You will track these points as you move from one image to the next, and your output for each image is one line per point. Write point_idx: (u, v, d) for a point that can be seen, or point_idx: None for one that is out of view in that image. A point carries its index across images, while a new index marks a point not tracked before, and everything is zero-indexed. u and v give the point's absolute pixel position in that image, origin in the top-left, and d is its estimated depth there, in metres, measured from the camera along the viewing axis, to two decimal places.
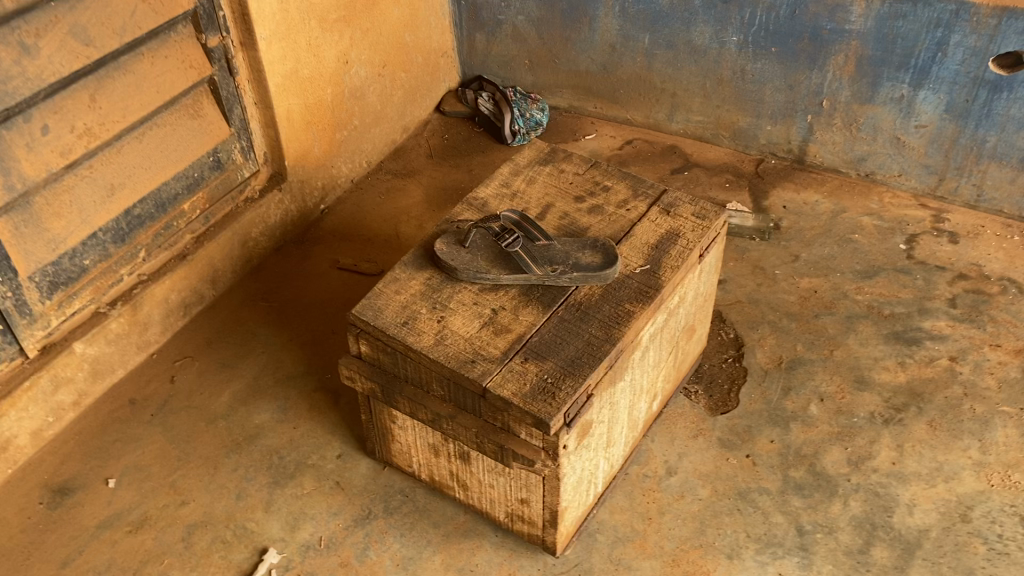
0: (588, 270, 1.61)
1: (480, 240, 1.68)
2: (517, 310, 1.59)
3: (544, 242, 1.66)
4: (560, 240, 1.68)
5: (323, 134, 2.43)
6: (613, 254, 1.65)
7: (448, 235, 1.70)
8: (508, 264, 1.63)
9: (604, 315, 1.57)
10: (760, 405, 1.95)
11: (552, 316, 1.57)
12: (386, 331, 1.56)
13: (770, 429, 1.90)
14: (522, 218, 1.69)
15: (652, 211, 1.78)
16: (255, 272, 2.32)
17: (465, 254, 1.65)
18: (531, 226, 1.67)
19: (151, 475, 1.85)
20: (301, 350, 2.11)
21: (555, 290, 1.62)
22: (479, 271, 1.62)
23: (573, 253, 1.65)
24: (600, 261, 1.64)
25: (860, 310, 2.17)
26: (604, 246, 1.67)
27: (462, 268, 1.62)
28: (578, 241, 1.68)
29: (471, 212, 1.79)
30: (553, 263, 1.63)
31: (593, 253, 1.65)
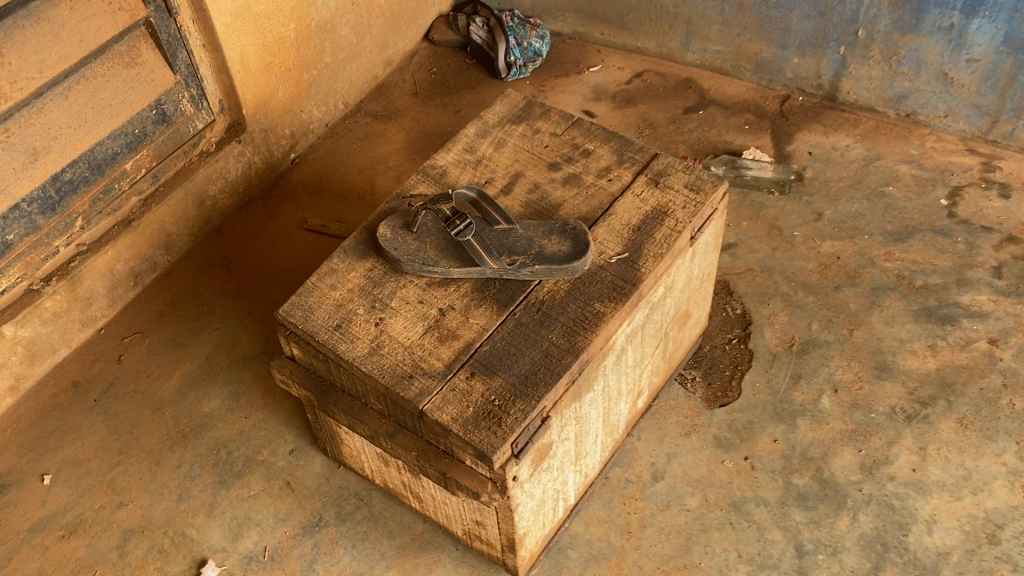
0: (554, 261, 1.38)
1: (431, 224, 1.45)
2: (468, 310, 1.36)
3: (504, 226, 1.43)
4: (525, 224, 1.44)
5: (288, 76, 2.18)
6: (586, 239, 1.41)
7: (395, 217, 1.47)
8: (460, 254, 1.40)
9: (569, 319, 1.34)
10: (765, 396, 1.72)
11: (508, 318, 1.35)
12: (315, 336, 1.35)
13: (774, 426, 1.68)
14: (480, 198, 1.45)
15: (638, 182, 1.52)
16: (216, 233, 2.12)
17: (413, 242, 1.42)
18: (490, 209, 1.44)
19: (89, 471, 1.71)
20: (259, 326, 1.93)
21: (514, 285, 1.39)
22: (426, 263, 1.39)
23: (538, 240, 1.41)
24: (569, 250, 1.39)
25: (888, 281, 1.90)
26: (575, 229, 1.43)
27: (407, 259, 1.40)
28: (545, 224, 1.44)
29: (427, 183, 1.55)
30: (513, 253, 1.40)
31: (562, 239, 1.41)
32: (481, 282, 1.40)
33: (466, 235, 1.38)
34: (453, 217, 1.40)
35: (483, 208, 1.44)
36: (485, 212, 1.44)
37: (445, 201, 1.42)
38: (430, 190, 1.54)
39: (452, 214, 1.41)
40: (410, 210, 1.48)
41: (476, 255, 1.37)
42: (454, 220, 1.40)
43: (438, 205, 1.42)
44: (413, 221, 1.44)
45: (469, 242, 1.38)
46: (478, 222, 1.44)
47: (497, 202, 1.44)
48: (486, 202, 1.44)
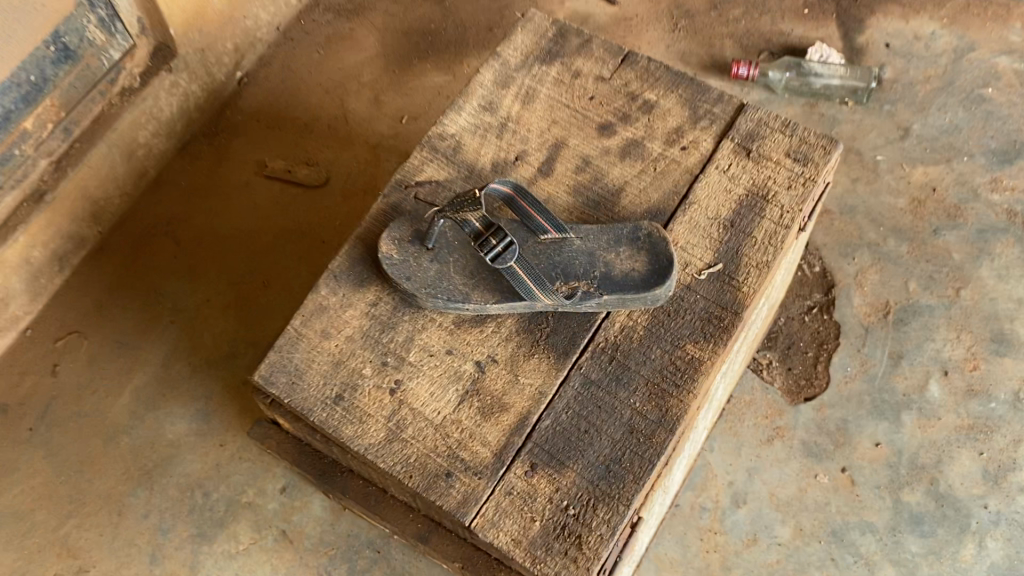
0: (627, 289, 1.01)
1: (452, 235, 1.06)
2: (516, 364, 1.01)
3: (554, 237, 1.04)
4: (580, 229, 1.05)
5: None
6: (669, 251, 1.03)
7: (400, 223, 1.07)
8: (499, 282, 1.02)
9: (653, 370, 0.99)
10: (860, 385, 1.41)
11: (572, 374, 0.99)
12: (310, 413, 0.99)
13: (874, 425, 1.38)
14: (517, 195, 1.05)
15: (723, 151, 1.13)
16: (155, 188, 1.69)
17: (430, 265, 1.04)
18: (533, 213, 1.04)
19: (35, 527, 1.39)
20: (225, 320, 1.56)
21: (574, 322, 1.02)
22: (453, 298, 1.01)
23: (601, 255, 1.03)
24: (646, 271, 1.02)
25: (997, 221, 1.55)
26: (651, 235, 1.04)
27: (427, 294, 1.02)
28: (607, 227, 1.05)
29: (437, 165, 1.15)
30: (569, 278, 1.02)
31: (634, 253, 1.03)
32: (528, 317, 1.03)
33: (507, 262, 1.00)
34: (486, 233, 1.01)
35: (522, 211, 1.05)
36: (525, 216, 1.05)
37: (471, 208, 1.02)
38: (442, 176, 1.14)
39: (483, 227, 1.02)
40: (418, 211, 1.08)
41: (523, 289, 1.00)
42: (488, 239, 1.00)
43: (462, 215, 1.02)
44: (428, 235, 1.04)
45: (512, 272, 0.99)
46: (515, 230, 1.05)
47: (541, 201, 1.05)
48: (527, 202, 1.05)
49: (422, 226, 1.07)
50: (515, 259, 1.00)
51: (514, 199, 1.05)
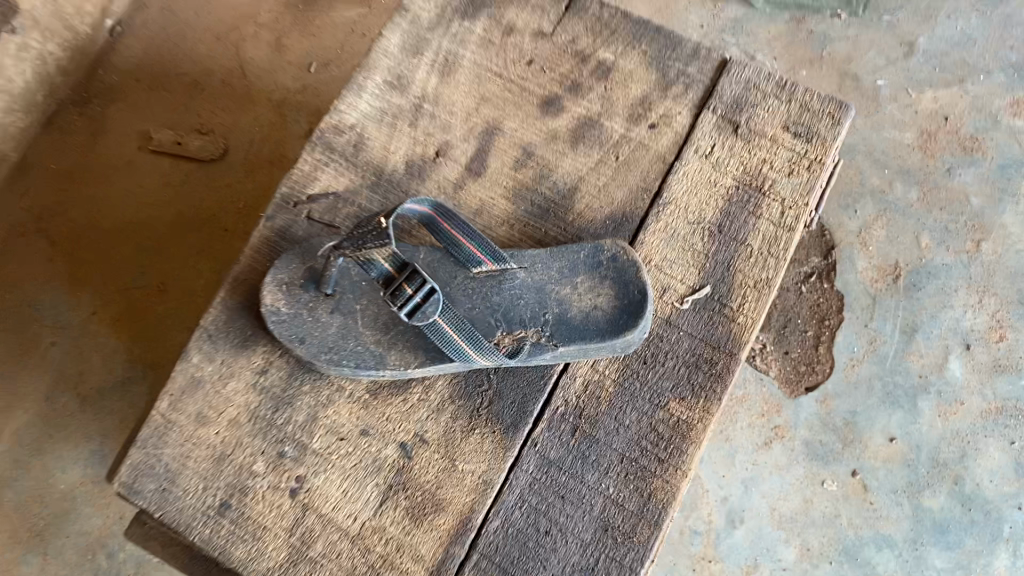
0: (589, 337, 0.77)
1: (357, 273, 0.81)
2: (452, 445, 0.78)
3: (489, 269, 0.79)
4: (524, 255, 0.80)
5: None
6: (641, 279, 0.79)
7: (286, 261, 0.81)
8: (422, 338, 0.79)
9: (628, 441, 0.77)
10: (869, 368, 1.20)
11: (525, 453, 0.77)
12: (190, 530, 0.77)
13: (887, 416, 1.18)
14: (438, 216, 0.79)
15: (704, 128, 0.87)
16: (18, 174, 1.39)
17: (331, 319, 0.79)
18: (461, 240, 0.78)
19: None
20: (116, 336, 1.31)
21: (522, 382, 0.79)
22: (363, 364, 0.77)
23: (553, 290, 0.79)
24: (613, 309, 0.78)
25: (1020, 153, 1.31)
26: (616, 258, 0.80)
27: (328, 362, 0.78)
28: (559, 250, 0.81)
29: (335, 170, 0.88)
30: (513, 325, 0.78)
31: (596, 284, 0.79)
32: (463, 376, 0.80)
33: (429, 316, 0.75)
34: (399, 278, 0.75)
35: (446, 238, 0.79)
36: (451, 244, 0.79)
37: (378, 244, 0.76)
38: (340, 185, 0.87)
39: (395, 269, 0.76)
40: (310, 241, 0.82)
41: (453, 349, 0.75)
42: (402, 285, 0.75)
43: (366, 252, 0.76)
44: (323, 279, 0.79)
45: (436, 328, 0.75)
46: (439, 262, 0.80)
47: (471, 223, 0.79)
48: (452, 225, 0.79)
49: (317, 262, 0.81)
50: (440, 311, 0.75)
51: (435, 221, 0.79)
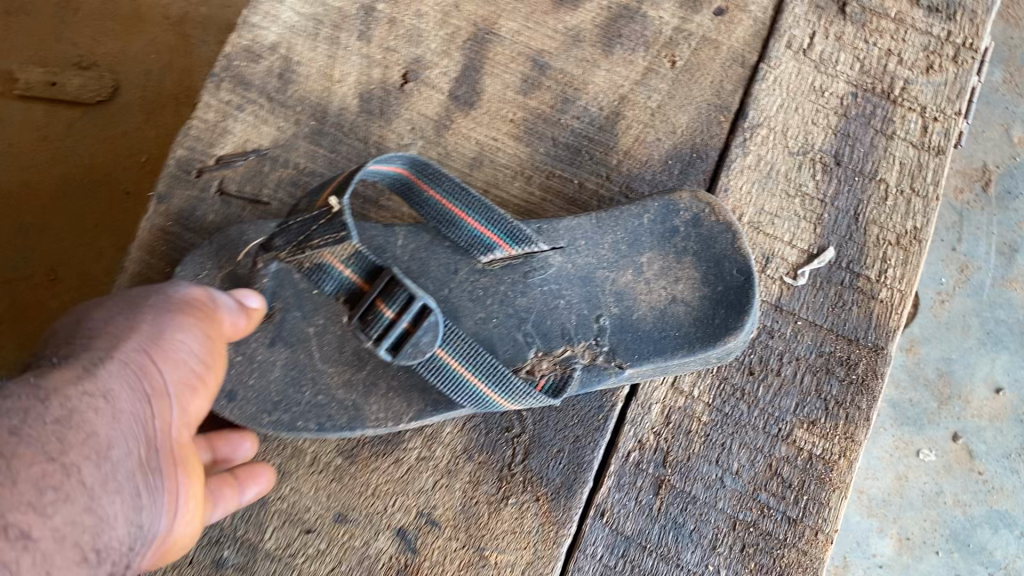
0: (668, 349, 0.50)
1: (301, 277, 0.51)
2: (477, 525, 0.52)
3: (506, 255, 0.52)
4: (555, 230, 0.53)
5: None
6: (741, 253, 0.53)
7: (192, 270, 0.51)
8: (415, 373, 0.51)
9: (738, 496, 0.52)
10: (961, 302, 0.96)
11: (586, 529, 0.52)
12: None
13: (989, 362, 0.93)
14: (418, 179, 0.51)
15: (796, 9, 0.60)
16: None
17: (272, 354, 0.49)
18: (455, 212, 0.51)
19: None
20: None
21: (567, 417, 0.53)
22: (328, 425, 0.49)
23: (606, 280, 0.52)
24: (701, 301, 0.52)
25: None
26: (698, 222, 0.53)
27: (275, 426, 0.48)
28: (610, 218, 0.53)
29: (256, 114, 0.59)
30: (552, 340, 0.51)
31: (670, 263, 0.53)
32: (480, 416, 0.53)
33: (425, 350, 0.48)
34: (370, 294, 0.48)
35: (433, 211, 0.51)
36: (444, 220, 0.51)
37: (332, 239, 0.49)
38: (267, 137, 0.58)
39: (362, 278, 0.49)
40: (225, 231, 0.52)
41: (464, 394, 0.48)
42: (377, 303, 0.48)
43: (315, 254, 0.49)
44: (256, 291, 0.50)
45: (435, 366, 0.48)
46: (426, 249, 0.52)
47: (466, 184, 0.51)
48: (439, 192, 0.51)
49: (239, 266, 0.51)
50: (439, 339, 0.48)
51: (411, 187, 0.51)
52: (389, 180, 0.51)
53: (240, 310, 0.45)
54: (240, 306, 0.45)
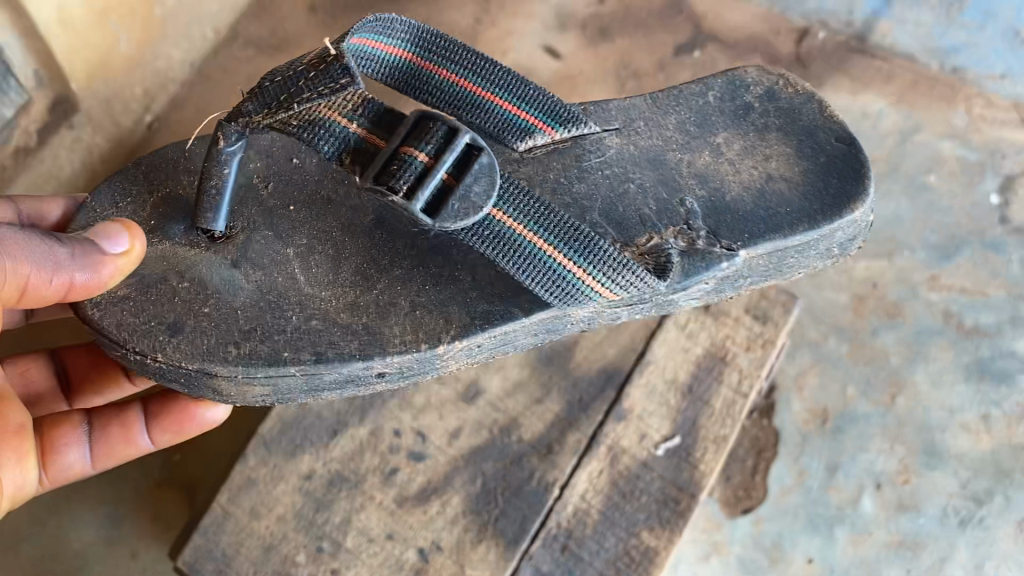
0: (771, 232, 0.84)
1: (326, 223, 0.83)
2: (463, 552, 0.95)
3: (547, 138, 0.85)
4: (617, 125, 0.92)
5: (132, 21, 1.44)
6: (829, 130, 0.92)
7: (112, 197, 0.82)
8: (397, 320, 0.79)
9: (607, 561, 0.95)
10: (795, 498, 1.39)
11: (521, 565, 0.95)
12: None
13: (808, 541, 1.37)
14: (424, 63, 0.82)
15: (748, 98, 0.94)
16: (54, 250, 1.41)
17: (238, 281, 0.79)
18: (466, 83, 0.81)
19: None
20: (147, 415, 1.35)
21: (619, 316, 0.84)
22: (330, 350, 0.77)
23: (681, 161, 0.89)
24: (794, 169, 0.89)
25: (934, 322, 1.49)
26: (774, 101, 0.94)
27: (262, 363, 0.76)
28: (681, 107, 0.93)
29: (276, 147, 0.86)
30: (629, 227, 0.85)
31: (750, 188, 0.87)
32: (450, 348, 0.78)
33: (479, 199, 0.75)
34: (392, 150, 0.74)
35: (449, 93, 0.81)
36: (462, 100, 0.82)
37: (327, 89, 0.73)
38: (177, 152, 0.86)
39: (381, 137, 0.75)
40: (143, 161, 0.84)
41: (555, 291, 0.76)
42: (412, 157, 0.73)
43: (316, 115, 0.75)
44: (201, 205, 0.78)
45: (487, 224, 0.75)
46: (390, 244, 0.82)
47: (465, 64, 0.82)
48: (450, 69, 0.81)
49: (190, 201, 0.82)
50: (491, 199, 0.75)
51: (418, 72, 0.82)
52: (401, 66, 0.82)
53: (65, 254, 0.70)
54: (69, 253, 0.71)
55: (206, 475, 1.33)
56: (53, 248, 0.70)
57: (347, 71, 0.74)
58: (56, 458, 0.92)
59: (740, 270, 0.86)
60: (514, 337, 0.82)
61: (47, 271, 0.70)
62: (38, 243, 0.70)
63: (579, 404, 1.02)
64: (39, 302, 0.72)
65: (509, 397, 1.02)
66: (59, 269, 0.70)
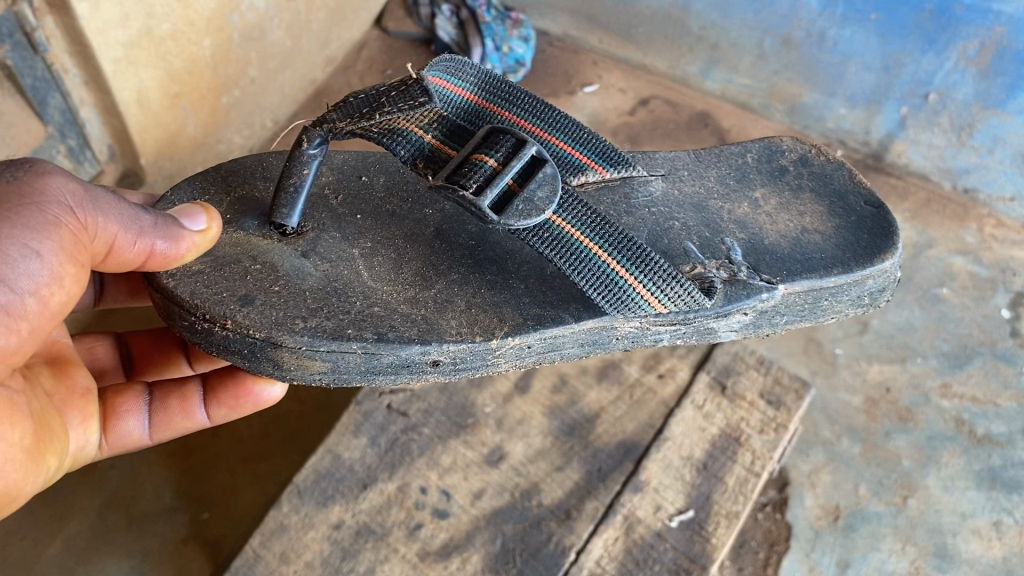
0: (810, 272, 0.91)
1: (390, 231, 0.89)
2: None
3: (598, 177, 0.96)
4: (663, 171, 1.01)
5: (202, 105, 1.55)
6: (862, 190, 1.02)
7: (188, 195, 0.88)
8: (454, 315, 0.83)
9: None
10: None
11: None
12: None
13: None
14: (485, 104, 0.90)
15: (784, 161, 1.04)
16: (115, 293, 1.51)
17: (307, 268, 0.84)
18: (527, 125, 0.92)
19: None
20: (183, 472, 1.42)
21: (661, 336, 0.90)
22: (392, 332, 0.81)
23: (724, 208, 0.97)
24: (827, 223, 0.97)
25: (946, 428, 1.49)
26: (809, 165, 1.04)
27: (330, 339, 0.79)
28: (721, 161, 1.03)
29: (346, 167, 0.95)
30: (676, 258, 0.91)
31: (787, 235, 0.95)
32: (503, 342, 0.83)
33: (544, 204, 0.83)
34: (464, 156, 0.84)
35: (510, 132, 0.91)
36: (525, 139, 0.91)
37: (410, 103, 0.84)
38: (254, 162, 0.94)
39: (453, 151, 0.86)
40: (221, 166, 0.92)
41: (607, 296, 0.84)
42: (483, 162, 0.83)
43: (397, 125, 0.84)
44: (281, 201, 0.84)
45: (549, 228, 0.84)
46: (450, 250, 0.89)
47: (526, 109, 0.92)
48: (512, 111, 0.91)
49: (265, 202, 0.89)
50: (554, 205, 0.84)
51: (482, 112, 0.90)
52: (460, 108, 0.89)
53: (149, 220, 0.76)
54: (153, 220, 0.76)
55: (231, 536, 1.36)
56: (139, 215, 0.75)
57: (426, 92, 0.85)
58: (116, 423, 0.99)
59: (775, 305, 0.92)
60: (561, 342, 0.87)
61: (131, 235, 0.75)
62: (128, 208, 0.75)
63: (598, 474, 1.08)
64: (119, 264, 0.77)
65: (532, 463, 1.10)
66: (142, 235, 0.75)
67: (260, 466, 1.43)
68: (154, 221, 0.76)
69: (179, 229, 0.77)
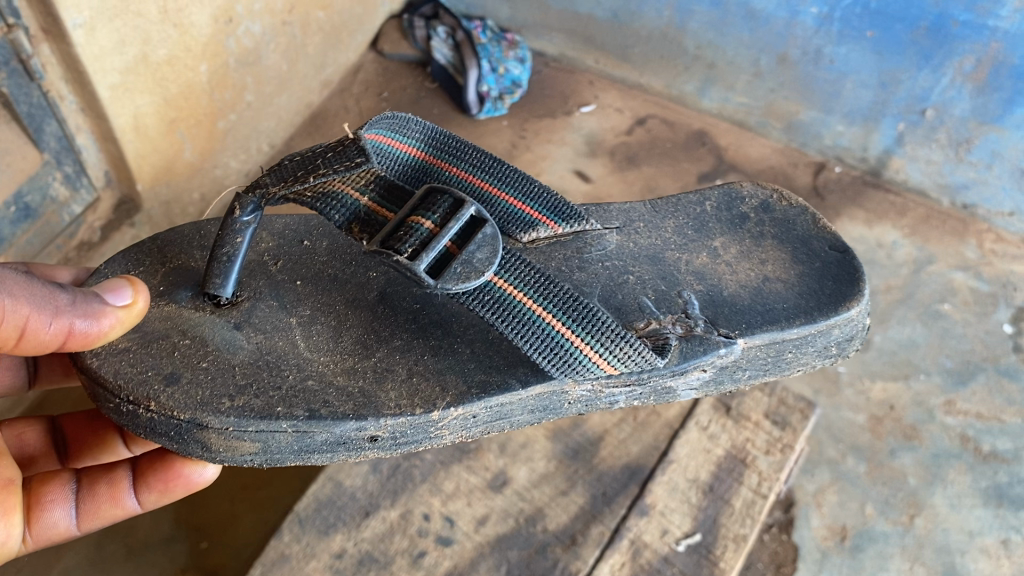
0: (770, 323, 0.90)
1: (332, 298, 0.89)
2: None
3: (547, 234, 0.95)
4: (619, 224, 1.00)
5: (198, 131, 1.54)
6: (826, 236, 1.01)
7: (124, 266, 0.88)
8: (394, 385, 0.82)
9: None
10: None
11: None
12: None
13: None
14: (434, 161, 0.93)
15: (744, 208, 1.04)
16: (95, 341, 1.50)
17: (238, 341, 0.83)
18: (474, 178, 0.93)
19: None
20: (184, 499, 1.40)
21: (615, 399, 0.90)
22: (325, 408, 0.79)
23: (680, 260, 0.96)
24: (790, 271, 0.96)
25: (951, 445, 1.48)
26: (770, 210, 1.04)
27: (258, 419, 0.78)
28: (680, 211, 1.03)
29: (288, 232, 0.95)
30: (628, 315, 0.90)
31: (747, 284, 0.94)
32: (445, 413, 0.81)
33: (484, 266, 0.82)
34: (400, 220, 0.83)
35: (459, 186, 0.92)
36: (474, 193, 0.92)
37: (343, 167, 0.83)
38: (192, 231, 0.93)
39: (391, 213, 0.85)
40: (155, 239, 0.91)
41: (555, 361, 0.81)
42: (419, 225, 0.81)
43: (331, 188, 0.84)
44: (213, 274, 0.84)
45: (490, 289, 0.82)
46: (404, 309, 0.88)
47: (473, 163, 0.93)
48: (461, 167, 0.92)
49: (200, 271, 0.88)
50: (494, 267, 0.82)
51: (431, 169, 0.92)
52: (409, 168, 0.92)
53: (66, 298, 0.75)
54: (71, 298, 0.75)
55: (231, 563, 1.34)
56: (56, 293, 0.74)
57: (362, 152, 0.84)
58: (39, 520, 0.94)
59: (736, 360, 0.91)
60: (510, 410, 0.86)
61: (47, 314, 0.74)
62: (44, 288, 0.75)
63: (603, 497, 1.07)
64: (38, 346, 0.76)
65: (536, 488, 1.09)
66: (59, 314, 0.74)
67: (260, 494, 1.41)
68: (72, 299, 0.75)
69: (102, 305, 0.76)
